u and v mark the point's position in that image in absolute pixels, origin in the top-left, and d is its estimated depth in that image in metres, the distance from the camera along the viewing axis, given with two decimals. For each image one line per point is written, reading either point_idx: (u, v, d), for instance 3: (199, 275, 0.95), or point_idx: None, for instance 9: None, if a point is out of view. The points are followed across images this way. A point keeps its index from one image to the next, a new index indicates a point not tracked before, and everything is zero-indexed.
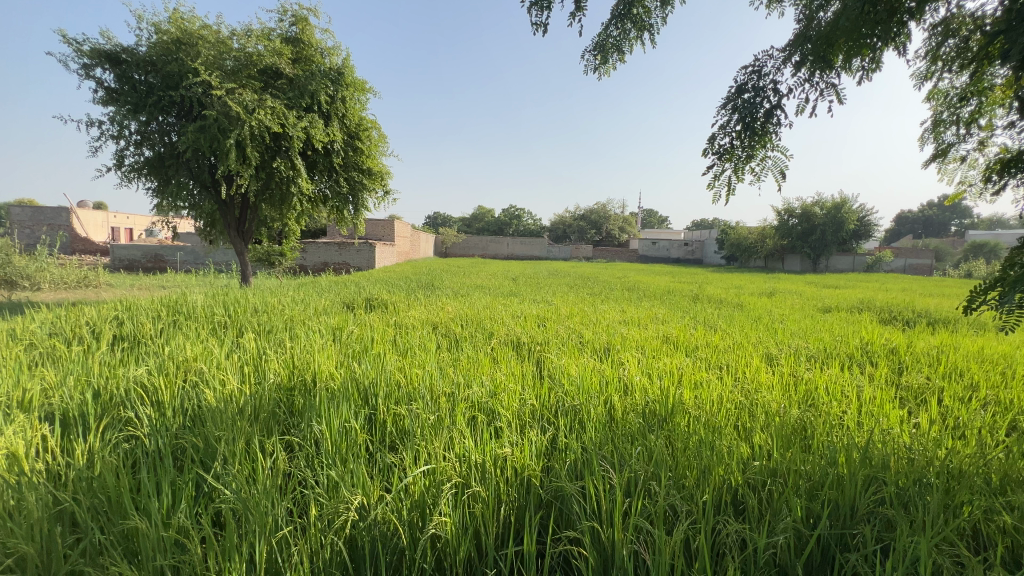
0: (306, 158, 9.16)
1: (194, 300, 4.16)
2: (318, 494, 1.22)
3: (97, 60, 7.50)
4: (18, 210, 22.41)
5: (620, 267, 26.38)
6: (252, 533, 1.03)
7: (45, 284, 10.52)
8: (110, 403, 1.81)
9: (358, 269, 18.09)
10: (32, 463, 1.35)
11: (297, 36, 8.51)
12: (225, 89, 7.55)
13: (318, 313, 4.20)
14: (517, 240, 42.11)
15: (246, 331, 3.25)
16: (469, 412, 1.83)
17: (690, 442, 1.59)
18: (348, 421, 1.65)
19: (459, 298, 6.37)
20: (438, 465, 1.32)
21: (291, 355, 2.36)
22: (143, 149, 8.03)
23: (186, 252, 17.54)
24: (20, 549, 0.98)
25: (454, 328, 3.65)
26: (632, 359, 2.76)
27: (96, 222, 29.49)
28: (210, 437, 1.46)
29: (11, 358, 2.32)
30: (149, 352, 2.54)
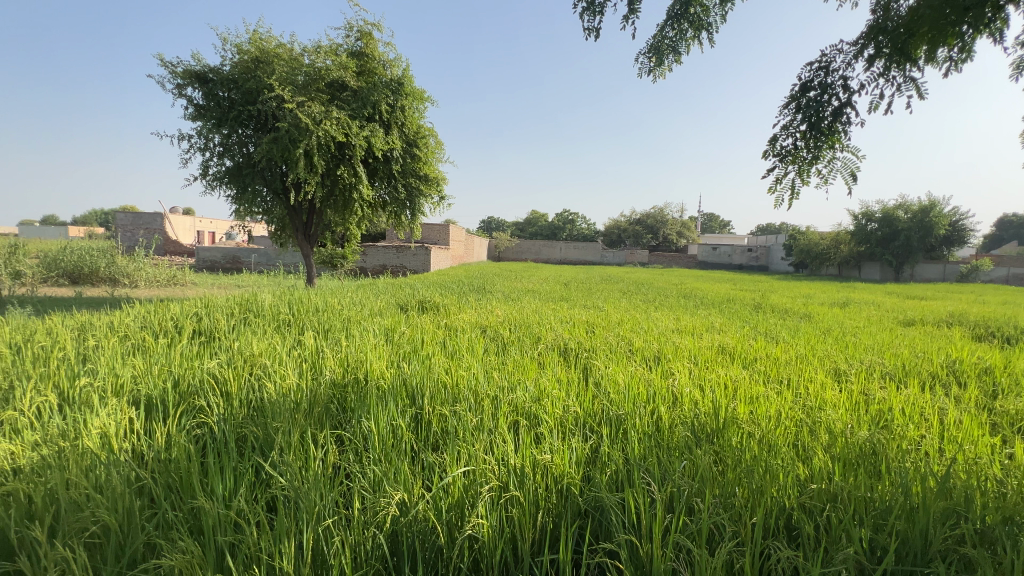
0: (368, 165, 9.58)
1: (263, 299, 4.48)
2: (362, 488, 1.26)
3: (188, 80, 8.29)
4: (123, 216, 25.23)
5: (677, 273, 25.55)
6: (301, 521, 1.09)
7: (141, 282, 11.71)
8: (187, 392, 1.99)
9: (414, 271, 18.73)
10: (120, 442, 1.51)
11: (361, 51, 8.99)
12: (296, 102, 8.11)
13: (374, 313, 4.38)
14: (570, 245, 41.80)
15: (307, 330, 3.45)
16: (511, 416, 1.85)
17: (741, 459, 1.51)
18: (395, 420, 1.70)
19: (510, 301, 6.41)
20: (478, 467, 1.34)
21: (346, 354, 2.47)
22: (224, 160, 8.74)
23: (260, 254, 18.91)
24: (105, 519, 1.10)
25: (502, 331, 3.69)
26: (682, 369, 2.66)
27: (184, 225, 32.53)
28: (269, 428, 1.56)
29: (108, 348, 2.60)
30: (223, 347, 2.76)
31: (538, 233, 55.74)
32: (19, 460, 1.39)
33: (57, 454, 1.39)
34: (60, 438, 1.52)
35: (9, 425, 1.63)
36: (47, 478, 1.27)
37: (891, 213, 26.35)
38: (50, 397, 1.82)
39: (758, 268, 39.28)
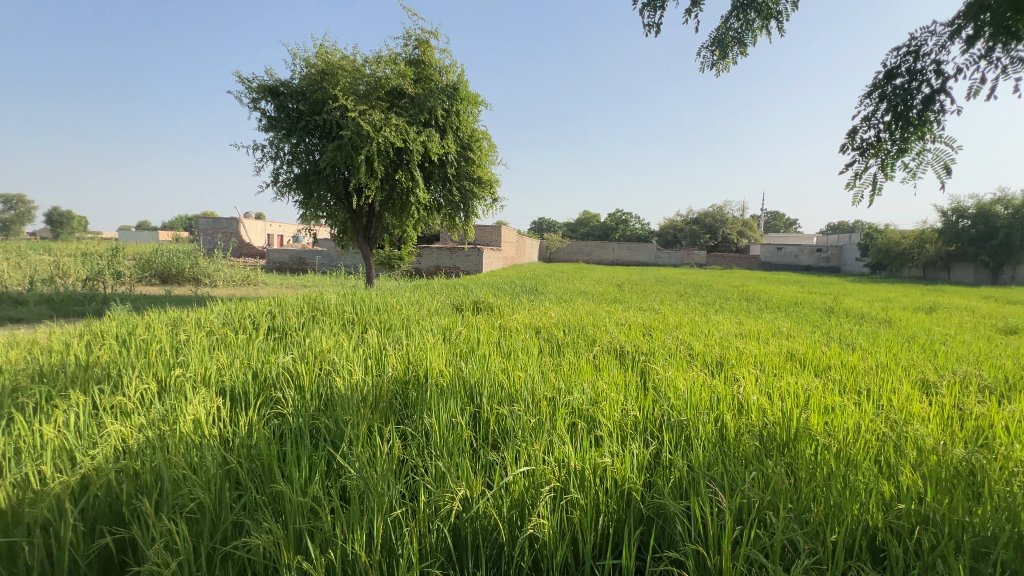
0: (424, 169, 9.86)
1: (328, 298, 4.72)
2: (427, 481, 1.31)
3: (262, 94, 8.91)
4: (204, 221, 27.56)
5: (739, 274, 24.37)
6: (371, 511, 1.14)
7: (220, 281, 12.71)
8: (265, 384, 2.14)
9: (467, 272, 19.10)
10: (210, 428, 1.64)
11: (418, 58, 9.29)
12: (358, 111, 8.51)
13: (431, 313, 4.51)
14: (622, 246, 40.98)
15: (369, 328, 3.60)
16: (568, 418, 1.84)
17: (817, 472, 1.42)
18: (455, 417, 1.74)
19: (563, 303, 6.38)
20: (538, 468, 1.35)
21: (407, 352, 2.56)
22: (293, 167, 9.30)
23: (324, 255, 19.97)
24: (199, 498, 1.20)
25: (556, 332, 3.68)
26: (748, 376, 2.53)
27: (256, 229, 35.02)
28: (339, 421, 1.64)
29: (196, 342, 2.85)
30: (295, 343, 2.94)
31: (590, 234, 55.09)
32: (128, 439, 1.55)
33: (159, 437, 1.54)
34: (160, 422, 1.67)
35: (119, 408, 1.82)
36: (151, 456, 1.41)
37: (988, 208, 23.70)
38: (151, 385, 2.02)
39: (829, 269, 36.66)
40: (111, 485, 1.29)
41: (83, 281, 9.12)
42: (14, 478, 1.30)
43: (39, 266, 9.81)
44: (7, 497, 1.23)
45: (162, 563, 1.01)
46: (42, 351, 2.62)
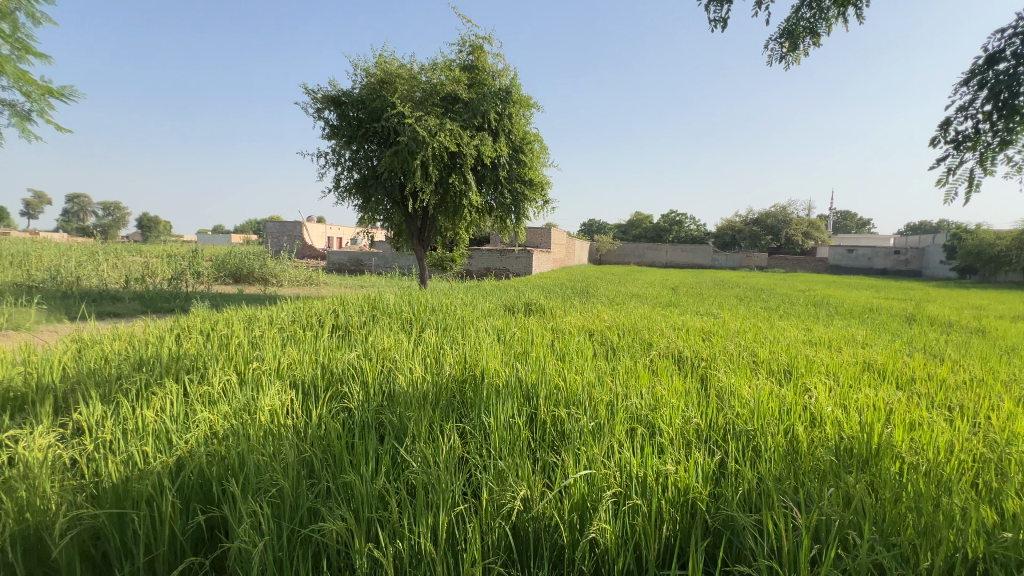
0: (477, 172, 10.02)
1: (387, 298, 4.91)
2: (488, 479, 1.33)
3: (325, 104, 9.41)
4: (272, 225, 29.49)
5: (805, 278, 22.90)
6: (437, 506, 1.18)
7: (286, 281, 13.51)
8: (332, 379, 2.26)
9: (517, 274, 19.21)
10: (285, 419, 1.75)
11: (472, 64, 9.49)
12: (414, 117, 8.79)
13: (484, 314, 4.58)
14: (676, 248, 39.69)
15: (426, 328, 3.71)
16: (626, 423, 1.81)
17: (903, 492, 1.31)
18: (513, 417, 1.76)
19: (616, 305, 6.29)
20: (599, 472, 1.34)
21: (464, 352, 2.61)
22: (353, 173, 9.74)
23: (379, 257, 20.78)
24: (280, 483, 1.29)
25: (610, 336, 3.63)
26: (820, 386, 2.37)
27: (318, 232, 36.96)
28: (402, 417, 1.70)
29: (270, 337, 3.05)
30: (358, 340, 3.08)
31: (641, 236, 53.78)
32: (215, 425, 1.69)
33: (242, 424, 1.66)
34: (242, 411, 1.81)
35: (206, 397, 1.99)
36: (236, 442, 1.52)
37: None
38: (233, 376, 2.19)
39: (909, 273, 33.68)
40: (202, 467, 1.40)
41: (169, 280, 10.01)
42: (122, 456, 1.45)
43: (133, 267, 10.86)
44: (117, 472, 1.37)
45: (249, 542, 1.09)
46: (140, 343, 2.90)
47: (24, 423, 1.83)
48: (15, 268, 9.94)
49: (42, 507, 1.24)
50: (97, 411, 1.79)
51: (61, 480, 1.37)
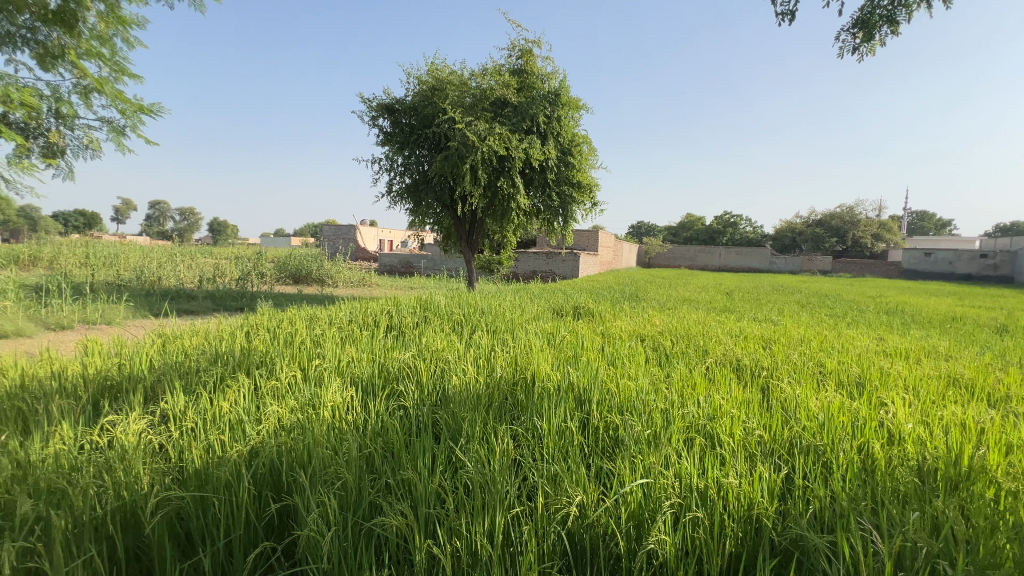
0: (525, 175, 10.07)
1: (438, 300, 5.03)
2: (543, 482, 1.33)
3: (380, 112, 9.79)
4: (329, 229, 30.99)
5: (875, 284, 21.28)
6: (494, 508, 1.20)
7: (341, 282, 14.13)
8: (388, 378, 2.34)
9: (564, 277, 19.09)
10: (346, 415, 1.84)
11: (522, 68, 9.58)
12: (465, 122, 8.97)
13: (533, 317, 4.59)
14: (730, 251, 38.08)
15: (476, 329, 3.77)
16: (682, 432, 1.76)
17: (999, 521, 1.20)
18: (565, 421, 1.75)
19: (667, 310, 6.12)
20: (657, 480, 1.31)
21: (515, 355, 2.63)
22: (405, 178, 10.06)
23: (429, 259, 21.35)
24: (344, 475, 1.35)
25: (662, 341, 3.54)
26: (898, 401, 2.19)
27: (370, 235, 38.44)
28: (457, 417, 1.74)
29: (330, 336, 3.21)
30: (412, 340, 3.18)
31: (693, 238, 52.00)
32: (284, 418, 1.79)
33: (307, 419, 1.75)
34: (307, 406, 1.91)
35: (273, 391, 2.11)
36: (303, 435, 1.61)
37: None
38: (298, 372, 2.32)
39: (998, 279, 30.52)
40: (272, 457, 1.49)
41: (237, 280, 10.74)
42: (204, 443, 1.57)
43: (206, 268, 11.73)
44: (198, 458, 1.49)
45: (318, 530, 1.16)
46: (215, 339, 3.12)
47: (119, 409, 2.01)
48: (108, 269, 10.99)
49: (136, 486, 1.36)
50: (181, 401, 1.94)
51: (151, 462, 1.50)
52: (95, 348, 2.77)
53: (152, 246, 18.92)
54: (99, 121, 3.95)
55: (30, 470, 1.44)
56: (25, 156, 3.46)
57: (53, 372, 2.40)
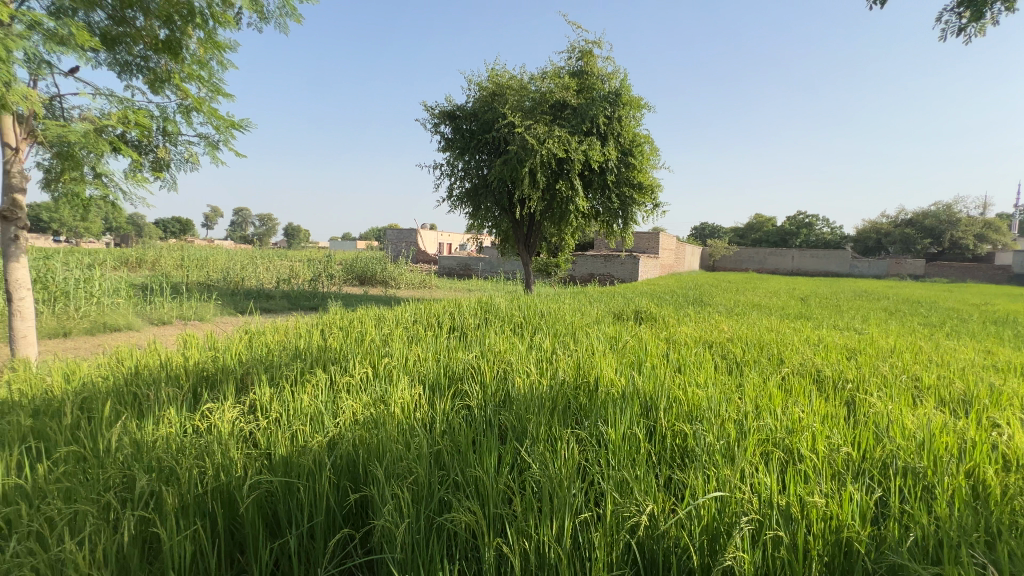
0: (584, 178, 9.96)
1: (498, 302, 5.09)
2: (611, 488, 1.31)
3: (442, 119, 10.13)
4: (392, 232, 32.40)
5: (977, 290, 19.02)
6: (563, 513, 1.20)
7: (403, 284, 14.69)
8: (452, 378, 2.40)
9: (623, 280, 18.69)
10: (415, 412, 1.90)
11: (582, 69, 9.53)
12: (524, 126, 9.04)
13: (594, 320, 4.53)
14: (805, 254, 35.53)
15: (537, 332, 3.79)
16: (757, 446, 1.66)
17: None
18: (632, 427, 1.71)
19: (735, 316, 5.81)
20: (732, 495, 1.25)
21: (577, 359, 2.61)
22: (465, 182, 10.30)
23: (487, 262, 21.72)
24: (415, 470, 1.41)
25: (732, 348, 3.37)
26: (1017, 423, 1.94)
27: (431, 238, 39.74)
28: (521, 418, 1.75)
29: (397, 335, 3.34)
30: (474, 342, 3.24)
31: (762, 240, 49.07)
32: (357, 412, 1.89)
33: (379, 415, 1.84)
34: (378, 403, 2.00)
35: (347, 386, 2.23)
36: (376, 430, 1.69)
37: None
38: (368, 369, 2.43)
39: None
40: (349, 449, 1.59)
41: (310, 281, 11.47)
42: (288, 433, 1.69)
43: (283, 270, 12.62)
44: (284, 446, 1.61)
45: (393, 522, 1.21)
46: (295, 336, 3.36)
47: (215, 398, 2.22)
48: (200, 270, 12.13)
49: (233, 469, 1.50)
50: (267, 393, 2.11)
51: (242, 447, 1.65)
52: (193, 341, 3.06)
53: (238, 250, 20.68)
54: (197, 137, 4.36)
55: (144, 448, 1.63)
56: (139, 170, 3.89)
57: (161, 363, 2.68)
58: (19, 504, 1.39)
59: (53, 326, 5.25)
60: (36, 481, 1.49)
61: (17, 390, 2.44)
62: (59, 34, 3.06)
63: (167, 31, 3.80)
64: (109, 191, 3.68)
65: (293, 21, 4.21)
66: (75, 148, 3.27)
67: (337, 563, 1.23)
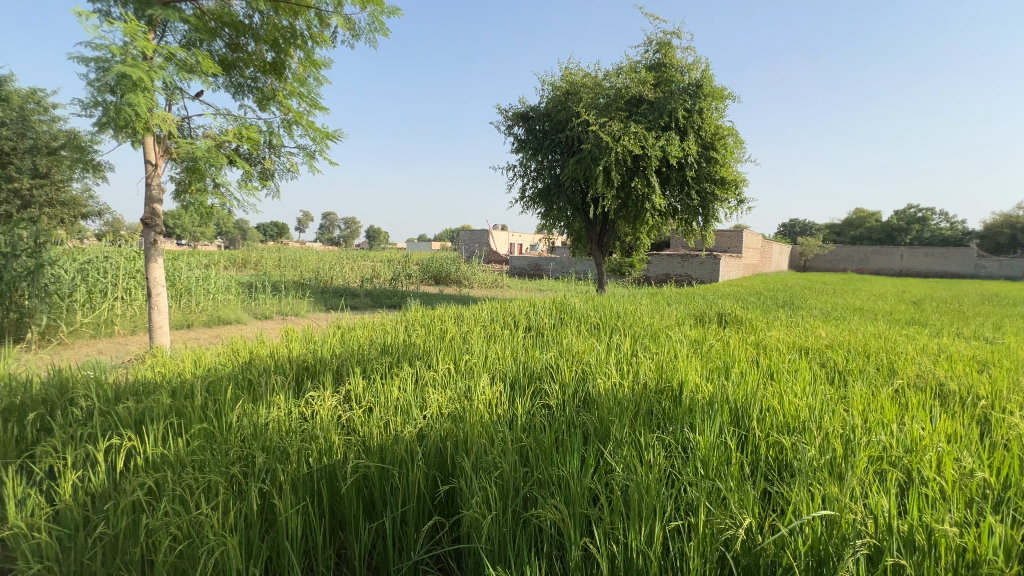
0: (661, 174, 9.61)
1: (573, 303, 5.06)
2: (702, 498, 1.26)
3: (516, 121, 10.27)
4: (465, 233, 33.35)
5: None
6: (651, 519, 1.18)
7: (476, 284, 15.05)
8: (531, 378, 2.42)
9: (701, 281, 17.79)
10: (497, 409, 1.95)
11: (659, 62, 9.22)
12: (599, 124, 8.90)
13: (674, 322, 4.35)
14: (917, 253, 31.57)
15: (614, 333, 3.72)
16: (868, 464, 1.52)
17: None
18: (722, 435, 1.63)
19: (833, 320, 5.32)
20: (842, 516, 1.16)
21: (659, 362, 2.53)
22: (538, 183, 10.35)
23: (557, 262, 21.67)
24: (500, 465, 1.44)
25: (832, 356, 3.08)
26: None
27: (502, 239, 40.40)
28: (604, 420, 1.73)
29: (477, 333, 3.44)
30: (552, 341, 3.25)
31: (864, 237, 44.30)
32: (442, 406, 1.98)
33: (462, 410, 1.90)
34: (461, 398, 2.08)
35: (432, 380, 2.34)
36: (461, 424, 1.76)
37: None
38: (450, 366, 2.54)
39: None
40: (438, 441, 1.67)
41: (390, 281, 12.13)
42: (381, 422, 1.80)
43: (366, 270, 13.45)
44: (378, 435, 1.72)
45: (482, 513, 1.26)
46: (381, 332, 3.57)
47: (316, 386, 2.42)
48: (296, 270, 13.28)
49: (335, 452, 1.63)
50: (360, 383, 2.27)
51: (341, 432, 1.79)
52: (295, 335, 3.37)
53: (327, 251, 22.37)
54: (297, 148, 4.77)
55: (259, 429, 1.82)
56: (250, 180, 4.34)
57: (270, 353, 2.98)
58: (164, 471, 1.61)
59: (180, 319, 6.01)
60: (176, 452, 1.72)
61: (159, 372, 2.83)
62: (188, 62, 3.50)
63: (273, 53, 4.24)
64: (227, 200, 4.15)
65: (382, 35, 4.47)
66: (201, 162, 3.72)
67: (428, 549, 1.30)
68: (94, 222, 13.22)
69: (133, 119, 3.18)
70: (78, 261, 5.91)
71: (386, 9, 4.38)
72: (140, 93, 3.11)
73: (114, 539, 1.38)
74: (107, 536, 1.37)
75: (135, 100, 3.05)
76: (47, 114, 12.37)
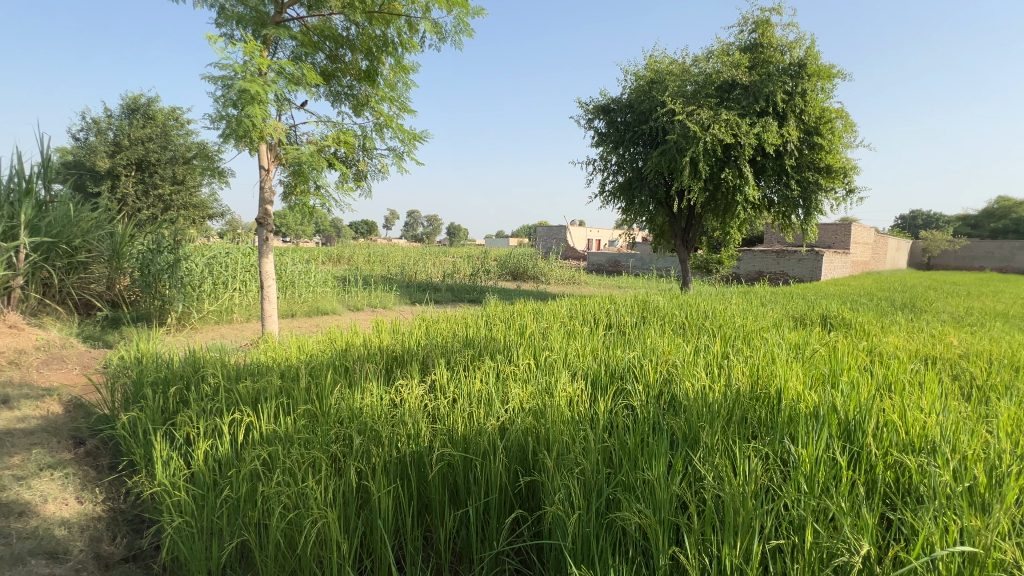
0: (755, 164, 8.91)
1: (656, 301, 4.86)
2: (808, 518, 1.16)
3: (597, 114, 10.05)
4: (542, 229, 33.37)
5: None
6: (749, 534, 1.11)
7: (553, 280, 15.02)
8: (612, 377, 2.36)
9: (800, 279, 16.28)
10: (578, 407, 1.93)
11: (756, 42, 8.56)
12: (686, 113, 8.45)
13: (770, 323, 4.03)
14: None
15: (702, 333, 3.51)
16: (1017, 496, 1.30)
17: None
18: (830, 449, 1.48)
19: (968, 326, 4.60)
20: (983, 554, 1.01)
21: (754, 366, 2.34)
22: (618, 177, 10.07)
23: (637, 258, 20.96)
24: (583, 462, 1.43)
25: (967, 367, 2.67)
26: None
27: (579, 235, 39.86)
28: (692, 424, 1.65)
29: (556, 329, 3.42)
30: (634, 340, 3.14)
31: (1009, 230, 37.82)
32: (523, 400, 1.99)
33: (543, 405, 1.90)
34: (543, 393, 2.08)
35: (513, 374, 2.37)
36: (543, 419, 1.76)
37: None
38: (530, 361, 2.55)
39: None
40: (520, 434, 1.69)
41: (470, 277, 12.47)
42: (465, 412, 1.86)
43: (447, 265, 13.95)
44: (462, 424, 1.78)
45: (565, 511, 1.26)
46: (463, 326, 3.68)
47: (403, 375, 2.55)
48: (383, 266, 14.11)
49: (423, 438, 1.71)
50: (444, 374, 2.35)
51: (428, 420, 1.87)
52: (384, 326, 3.58)
53: (411, 248, 23.48)
54: (388, 150, 5.05)
55: (354, 413, 1.96)
56: (345, 181, 4.68)
57: (363, 342, 3.19)
58: (275, 445, 1.79)
59: (285, 309, 6.67)
60: (285, 429, 1.91)
61: (271, 356, 3.16)
62: (295, 75, 3.85)
63: (368, 62, 4.51)
64: (326, 200, 4.52)
65: (466, 36, 4.59)
66: (305, 166, 4.08)
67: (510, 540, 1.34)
68: (218, 222, 15.02)
69: (251, 129, 3.56)
70: (206, 256, 6.76)
71: (471, 11, 4.48)
72: (256, 105, 3.48)
73: (236, 502, 1.57)
74: (232, 499, 1.56)
75: (252, 111, 3.42)
76: (183, 129, 14.20)
